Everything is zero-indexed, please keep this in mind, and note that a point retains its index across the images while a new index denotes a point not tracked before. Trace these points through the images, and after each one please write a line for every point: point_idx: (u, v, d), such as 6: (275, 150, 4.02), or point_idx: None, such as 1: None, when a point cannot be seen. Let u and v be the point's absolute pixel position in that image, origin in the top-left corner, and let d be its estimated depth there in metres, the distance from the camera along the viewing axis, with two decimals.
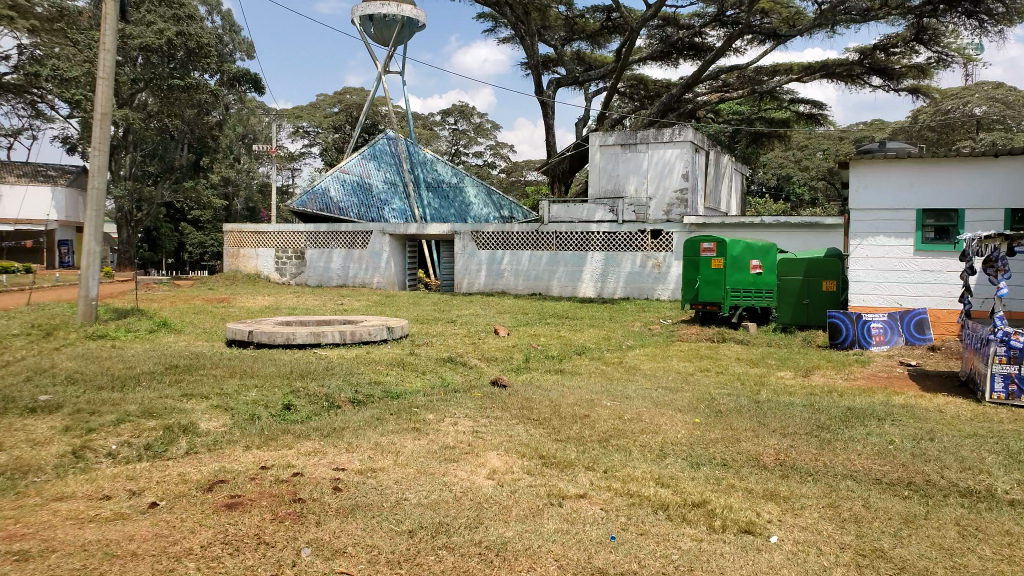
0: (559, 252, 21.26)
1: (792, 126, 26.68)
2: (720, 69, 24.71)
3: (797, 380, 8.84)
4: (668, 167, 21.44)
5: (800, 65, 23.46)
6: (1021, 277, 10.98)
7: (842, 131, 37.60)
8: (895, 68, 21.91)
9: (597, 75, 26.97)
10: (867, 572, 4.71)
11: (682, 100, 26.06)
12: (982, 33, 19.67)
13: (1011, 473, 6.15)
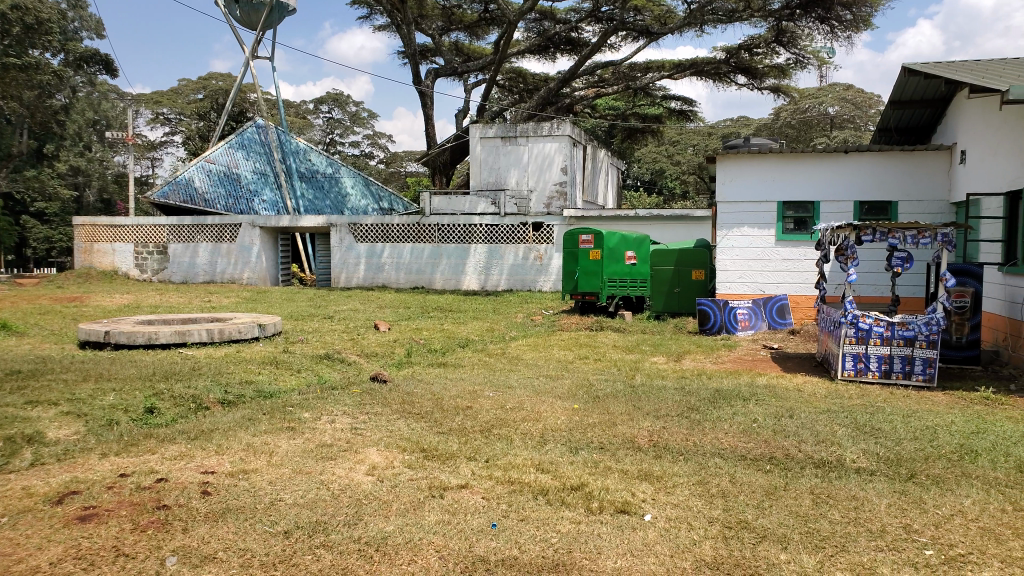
0: (442, 245, 21.23)
1: (664, 123, 27.64)
2: (595, 65, 25.42)
3: (670, 365, 9.26)
4: (548, 160, 21.97)
5: (671, 62, 24.26)
6: (868, 263, 11.97)
7: (710, 128, 39.54)
8: (759, 67, 23.18)
9: (476, 67, 27.13)
10: (732, 543, 4.99)
11: (559, 95, 26.66)
12: (834, 38, 21.15)
13: (858, 443, 6.70)
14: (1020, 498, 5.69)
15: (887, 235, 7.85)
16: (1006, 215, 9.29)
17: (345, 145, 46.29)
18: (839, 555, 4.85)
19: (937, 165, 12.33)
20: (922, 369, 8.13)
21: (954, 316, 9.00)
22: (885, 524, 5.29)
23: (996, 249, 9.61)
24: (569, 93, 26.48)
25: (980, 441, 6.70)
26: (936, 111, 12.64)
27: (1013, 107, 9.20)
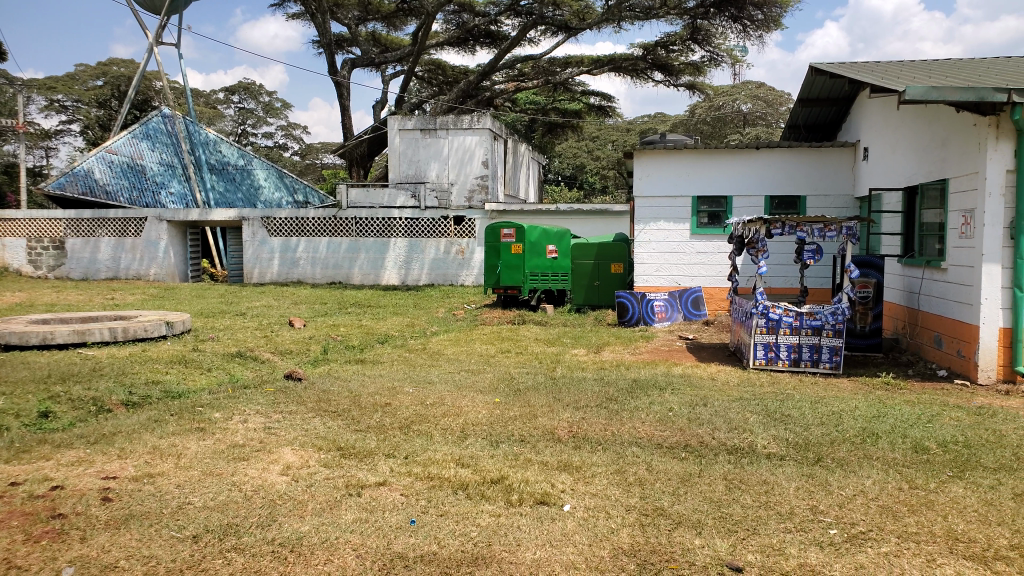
0: (360, 239, 20.88)
1: (585, 117, 28.02)
2: (514, 59, 25.56)
3: (590, 357, 9.38)
4: (469, 153, 21.93)
5: (590, 58, 24.58)
6: (778, 256, 12.42)
7: (629, 124, 40.26)
8: (674, 64, 23.68)
9: (393, 58, 26.90)
10: (649, 530, 5.09)
11: (480, 88, 26.52)
12: (746, 37, 21.88)
13: (769, 429, 6.95)
14: (916, 476, 6.03)
15: (795, 228, 8.11)
16: (903, 208, 9.84)
17: (258, 137, 45.06)
18: (750, 538, 5.02)
19: (842, 161, 12.94)
20: (829, 357, 8.50)
21: (858, 305, 9.38)
22: (794, 506, 5.50)
23: (896, 241, 10.15)
24: (489, 86, 26.47)
25: (880, 424, 7.05)
26: (842, 108, 13.21)
27: (910, 107, 9.73)
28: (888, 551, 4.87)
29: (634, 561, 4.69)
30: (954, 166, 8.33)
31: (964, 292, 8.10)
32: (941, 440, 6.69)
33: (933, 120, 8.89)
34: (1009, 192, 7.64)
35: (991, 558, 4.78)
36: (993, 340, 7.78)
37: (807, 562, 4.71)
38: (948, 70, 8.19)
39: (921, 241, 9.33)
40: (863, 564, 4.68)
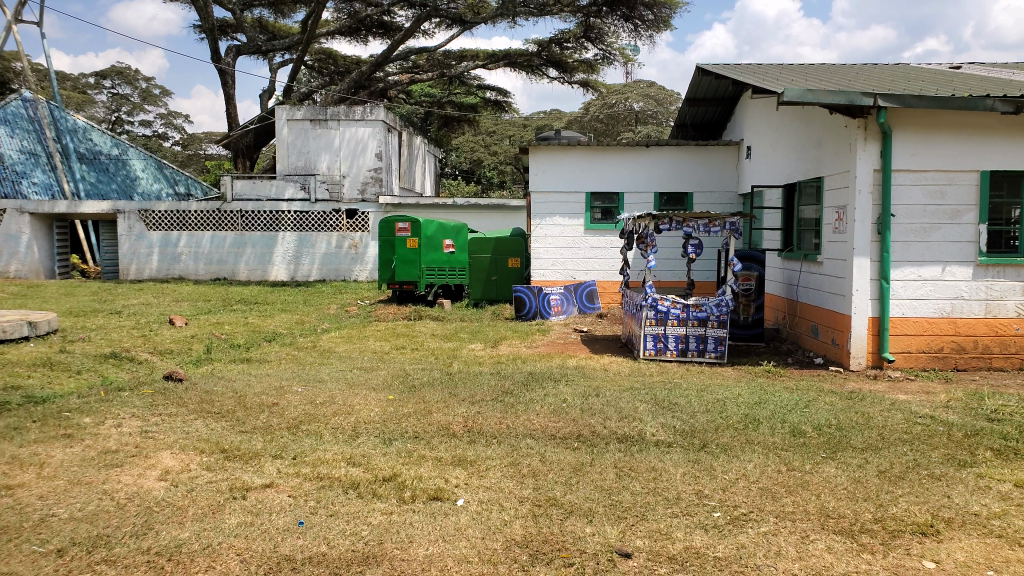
0: (246, 233, 20.48)
1: (481, 112, 27.77)
2: (408, 50, 25.10)
3: (487, 351, 9.42)
4: (360, 145, 21.47)
5: (486, 52, 24.59)
6: (666, 251, 12.87)
7: (525, 119, 40.73)
8: (568, 61, 23.93)
9: (280, 46, 25.96)
10: (541, 521, 5.16)
11: (372, 79, 25.63)
12: (637, 37, 22.45)
13: (658, 418, 7.18)
14: (793, 459, 6.38)
15: (682, 224, 8.40)
16: (783, 205, 10.37)
17: (134, 125, 42.68)
18: (639, 524, 5.17)
19: (726, 159, 13.55)
20: (714, 346, 8.85)
21: (741, 297, 9.82)
22: (680, 492, 5.71)
23: (776, 236, 10.70)
24: (382, 77, 25.70)
25: (762, 410, 7.42)
26: (727, 108, 13.77)
27: (788, 108, 10.24)
28: (767, 530, 5.13)
29: (526, 552, 4.75)
30: (828, 165, 8.83)
31: (837, 283, 8.63)
32: (817, 424, 7.10)
33: (809, 121, 9.39)
34: (877, 189, 8.19)
35: (858, 531, 5.11)
36: (863, 329, 8.32)
37: (692, 545, 4.89)
38: (822, 74, 8.67)
39: (799, 236, 9.86)
40: (743, 544, 4.91)
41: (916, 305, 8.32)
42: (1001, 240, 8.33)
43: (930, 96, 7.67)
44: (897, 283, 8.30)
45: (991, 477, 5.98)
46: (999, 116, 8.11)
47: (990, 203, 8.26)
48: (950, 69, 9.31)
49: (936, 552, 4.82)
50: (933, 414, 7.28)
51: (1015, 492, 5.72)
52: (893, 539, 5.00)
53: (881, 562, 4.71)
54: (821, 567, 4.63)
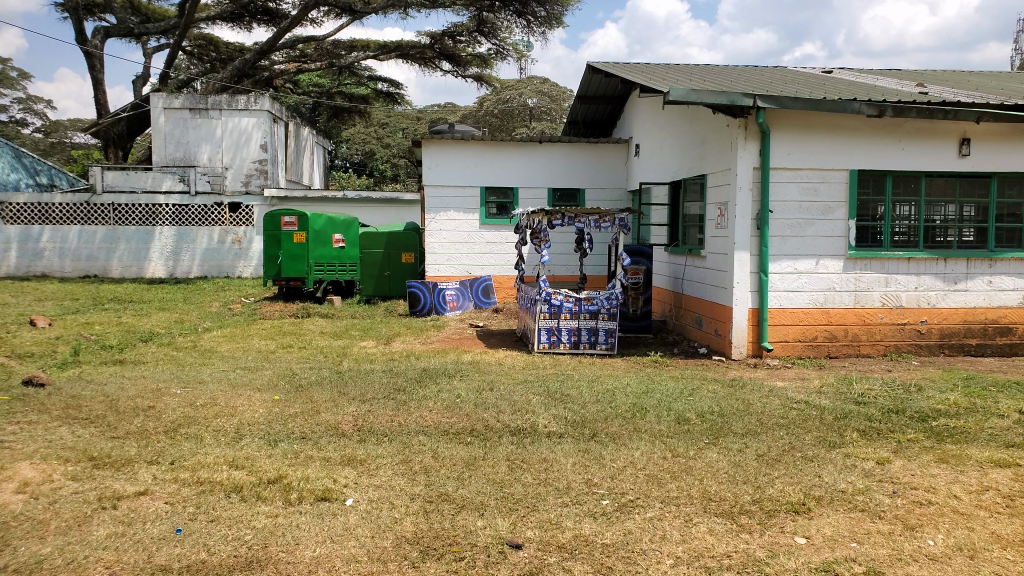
0: (119, 227, 19.63)
1: (373, 103, 27.10)
2: (296, 39, 23.80)
3: (378, 348, 9.32)
4: (244, 136, 20.51)
5: (377, 43, 23.97)
6: (560, 245, 13.10)
7: (419, 112, 40.33)
8: (462, 55, 23.66)
9: (155, 29, 24.48)
10: (432, 517, 5.15)
11: (257, 67, 24.28)
12: (530, 33, 22.55)
13: (550, 409, 7.30)
14: (678, 445, 6.63)
15: (574, 220, 8.55)
16: (670, 201, 10.76)
17: None
18: (530, 515, 5.25)
19: (615, 157, 13.93)
20: (605, 338, 9.09)
21: (630, 290, 10.12)
22: (570, 481, 5.83)
23: (663, 231, 11.07)
24: (267, 66, 24.48)
25: (649, 399, 7.68)
26: (616, 107, 14.14)
27: (674, 107, 10.62)
28: (653, 515, 5.32)
29: (417, 549, 4.72)
30: (711, 163, 9.20)
31: (720, 277, 9.02)
32: (700, 411, 7.41)
33: (694, 121, 9.76)
34: (756, 186, 8.59)
35: (738, 513, 5.38)
36: (744, 320, 8.75)
37: (581, 533, 5.01)
38: (705, 75, 8.99)
39: (684, 231, 10.25)
40: (630, 530, 5.07)
41: (791, 296, 8.80)
42: (868, 235, 8.93)
43: (804, 97, 8.08)
44: (775, 276, 8.75)
45: (857, 456, 6.42)
46: (865, 118, 8.65)
47: (858, 201, 8.83)
48: (821, 73, 9.85)
49: (807, 529, 5.13)
50: (807, 399, 7.75)
51: (876, 469, 6.17)
52: (769, 518, 5.29)
53: (758, 540, 4.97)
54: (703, 549, 4.83)
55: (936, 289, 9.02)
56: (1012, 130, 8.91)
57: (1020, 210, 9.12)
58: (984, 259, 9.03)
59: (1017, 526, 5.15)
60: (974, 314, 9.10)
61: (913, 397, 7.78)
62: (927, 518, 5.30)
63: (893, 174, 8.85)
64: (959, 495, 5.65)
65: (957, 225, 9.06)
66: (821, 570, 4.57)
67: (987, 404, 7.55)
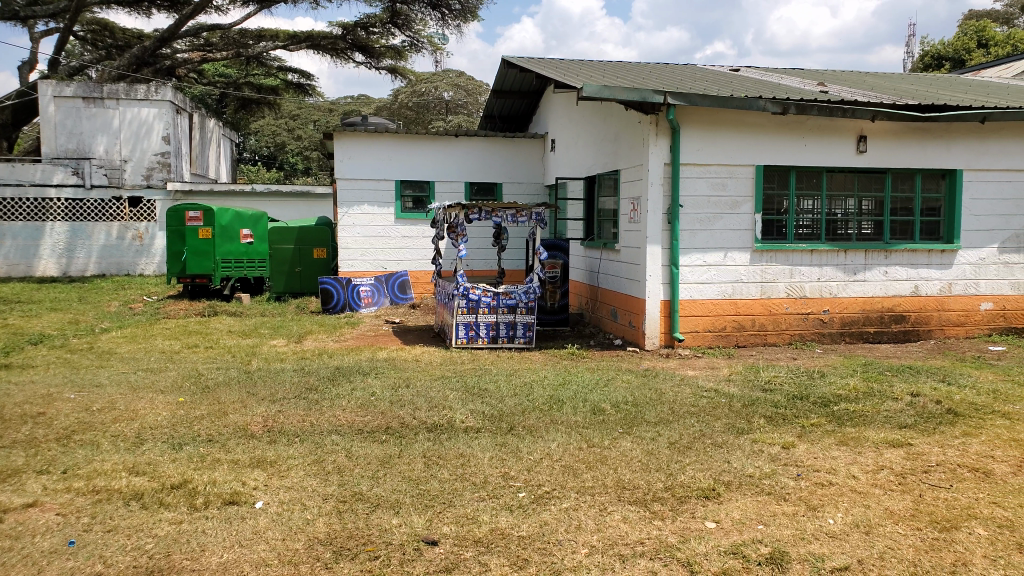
0: (5, 223, 18.76)
1: (283, 94, 26.01)
2: (199, 27, 22.29)
3: (289, 347, 9.10)
4: (145, 127, 19.77)
5: (285, 33, 22.76)
6: (476, 240, 13.15)
7: (331, 104, 39.49)
8: (375, 47, 22.80)
9: (45, 12, 22.83)
10: (346, 517, 5.07)
11: (157, 55, 23.22)
12: (445, 25, 22.38)
13: (467, 405, 7.29)
14: (594, 436, 6.74)
15: (491, 214, 8.54)
16: (585, 196, 10.92)
17: None
18: (446, 511, 5.23)
19: (531, 152, 14.06)
20: (523, 332, 9.17)
21: (547, 284, 10.21)
22: (487, 476, 5.85)
23: (580, 225, 11.24)
24: (168, 54, 23.37)
25: (566, 391, 7.77)
26: (531, 102, 14.23)
27: (586, 103, 10.77)
28: (568, 506, 5.39)
29: (330, 549, 4.65)
30: (625, 158, 9.36)
31: (633, 270, 9.22)
32: (615, 402, 7.56)
33: (607, 117, 9.91)
34: (667, 182, 8.81)
35: (650, 500, 5.51)
36: (657, 312, 8.96)
37: (497, 526, 5.03)
38: (617, 71, 9.13)
39: (599, 225, 10.43)
40: (546, 521, 5.12)
41: (701, 288, 9.08)
42: (773, 228, 9.29)
43: (712, 95, 8.31)
44: (686, 269, 9.00)
45: (764, 442, 6.68)
46: (770, 116, 8.98)
47: (763, 195, 9.17)
48: (729, 71, 10.15)
49: (716, 513, 5.31)
50: (717, 387, 8.01)
51: (782, 453, 6.43)
52: (681, 504, 5.45)
53: (670, 526, 5.11)
54: (617, 537, 4.93)
55: (837, 280, 9.45)
56: (904, 129, 9.42)
57: (912, 204, 9.66)
58: (881, 250, 9.52)
59: (908, 501, 5.48)
60: (872, 303, 9.59)
61: (815, 383, 8.15)
62: (828, 498, 5.56)
63: (796, 169, 9.24)
64: (857, 475, 5.96)
65: (857, 219, 9.53)
66: (728, 552, 4.73)
67: (883, 388, 7.98)
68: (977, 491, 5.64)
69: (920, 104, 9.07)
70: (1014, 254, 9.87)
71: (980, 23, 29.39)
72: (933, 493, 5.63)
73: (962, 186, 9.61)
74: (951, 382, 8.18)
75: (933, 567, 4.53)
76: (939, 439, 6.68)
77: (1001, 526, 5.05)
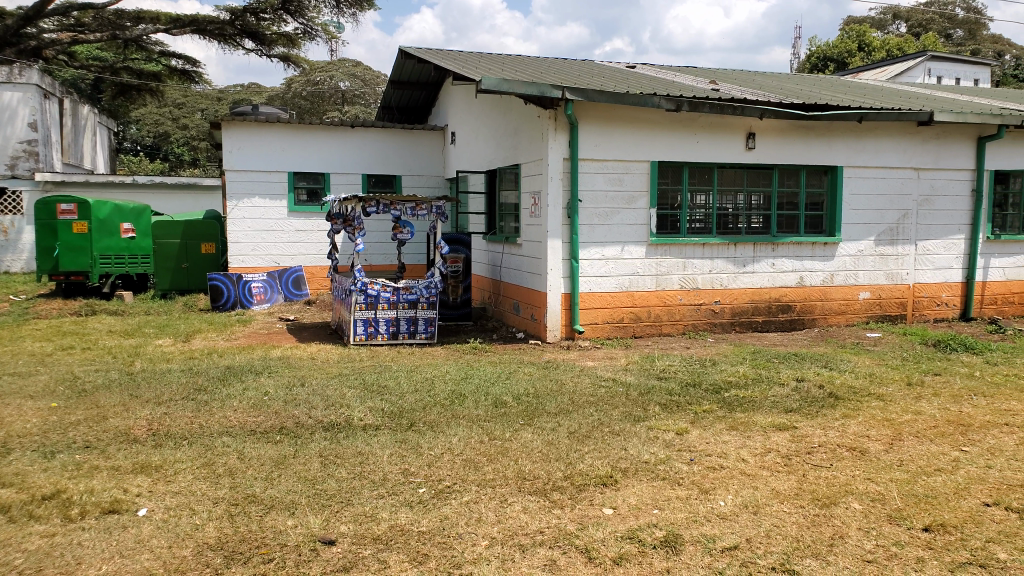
0: None
1: (166, 82, 23.23)
2: (68, 4, 20.02)
3: (176, 347, 8.73)
4: (9, 112, 19.16)
5: (167, 16, 20.32)
6: (374, 234, 13.01)
7: (219, 92, 37.82)
8: (266, 34, 20.77)
9: None
10: (237, 520, 4.92)
11: (21, 35, 20.92)
12: (340, 12, 20.57)
13: (365, 402, 7.19)
14: (495, 429, 6.78)
15: (389, 207, 8.42)
16: (486, 189, 10.98)
17: None
18: (343, 510, 5.15)
19: (432, 144, 13.97)
20: (424, 328, 9.13)
21: (449, 278, 10.23)
22: (386, 473, 5.79)
23: (481, 219, 11.28)
24: (34, 34, 21.21)
25: (467, 385, 7.79)
26: (430, 94, 14.12)
27: (486, 97, 10.77)
28: (469, 499, 5.41)
29: (220, 554, 4.49)
30: (525, 152, 9.45)
31: (534, 264, 9.33)
32: (516, 394, 7.63)
33: (507, 111, 9.96)
34: (566, 176, 8.95)
35: (549, 490, 5.60)
36: (558, 305, 9.11)
37: (397, 523, 4.99)
38: (516, 66, 9.19)
39: (501, 219, 10.49)
40: (446, 516, 5.12)
41: (599, 281, 9.27)
42: (667, 223, 9.59)
43: (609, 91, 8.48)
44: (586, 263, 9.17)
45: (659, 429, 6.90)
46: (665, 113, 9.25)
47: (658, 190, 9.45)
48: (624, 68, 10.39)
49: (613, 500, 5.45)
50: (615, 377, 8.22)
51: (675, 439, 6.66)
52: (579, 492, 5.56)
53: (569, 515, 5.20)
54: (517, 527, 4.99)
55: (727, 272, 9.86)
56: (789, 127, 9.89)
57: (797, 199, 10.18)
58: (768, 243, 10.00)
59: (793, 481, 5.79)
60: (760, 294, 10.06)
61: (707, 370, 8.50)
62: (719, 481, 5.81)
63: (689, 165, 9.57)
64: (747, 458, 6.24)
65: (746, 214, 9.98)
66: (625, 537, 4.86)
67: (769, 374, 8.42)
68: (854, 468, 6.02)
69: (803, 103, 9.55)
70: (887, 246, 10.57)
71: (859, 28, 31.34)
72: (816, 472, 5.97)
73: (842, 182, 10.20)
74: (832, 368, 8.70)
75: (814, 541, 4.81)
76: (821, 422, 7.08)
77: (874, 499, 5.42)
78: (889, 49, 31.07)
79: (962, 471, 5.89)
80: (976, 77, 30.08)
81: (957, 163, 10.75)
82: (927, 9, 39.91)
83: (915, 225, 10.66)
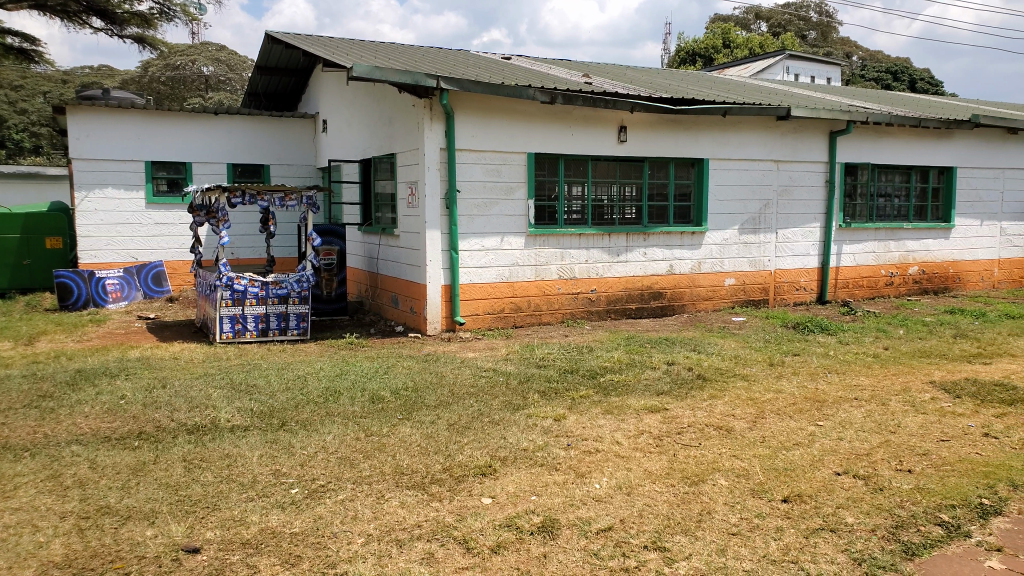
0: None
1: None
2: None
3: (16, 351, 8.06)
4: None
5: None
6: (241, 226, 12.52)
7: (65, 75, 35.10)
8: None
9: None
10: (89, 534, 4.60)
11: None
12: None
13: (233, 402, 6.91)
14: (372, 425, 6.68)
15: (255, 198, 8.11)
16: (361, 179, 10.76)
17: None
18: (209, 516, 4.93)
19: (304, 133, 13.53)
20: (296, 324, 8.87)
21: (322, 272, 9.97)
22: (256, 474, 5.59)
23: (356, 210, 11.05)
24: None
25: (343, 381, 7.63)
26: (300, 80, 13.66)
27: (358, 84, 10.52)
28: (344, 497, 5.31)
29: (68, 572, 4.20)
30: (400, 142, 9.32)
31: (413, 256, 9.25)
32: (393, 389, 7.55)
33: (381, 99, 9.77)
34: (443, 167, 8.90)
35: (428, 483, 5.58)
36: (437, 296, 9.07)
37: (268, 525, 4.83)
38: (390, 53, 9.02)
39: (377, 211, 10.32)
40: (320, 515, 5.01)
41: (479, 272, 9.30)
42: (545, 214, 9.75)
43: (484, 82, 8.49)
44: (465, 254, 9.17)
45: (537, 416, 7.01)
46: (540, 104, 9.36)
47: (535, 181, 9.58)
48: (498, 59, 10.42)
49: (492, 489, 5.50)
50: (495, 366, 8.29)
51: (553, 426, 6.80)
52: (458, 484, 5.57)
53: (448, 507, 5.21)
54: (394, 523, 4.94)
55: (602, 261, 10.14)
56: (658, 120, 10.25)
57: (667, 190, 10.59)
58: (640, 233, 10.34)
59: (664, 461, 6.04)
60: (633, 282, 10.41)
61: (584, 357, 8.72)
62: (595, 464, 5.97)
63: (565, 157, 9.76)
64: (620, 441, 6.46)
65: (620, 205, 10.29)
66: (503, 525, 4.91)
67: (642, 359, 8.73)
68: (721, 446, 6.35)
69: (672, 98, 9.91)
70: (751, 235, 11.17)
71: (722, 26, 32.81)
72: (685, 452, 6.25)
73: (709, 174, 10.70)
74: (700, 351, 9.13)
75: (682, 518, 5.04)
76: (690, 403, 7.42)
77: (738, 475, 5.74)
78: (750, 48, 32.72)
79: (817, 444, 6.34)
80: (828, 76, 32.23)
81: (812, 156, 11.50)
82: (785, 11, 42.38)
83: (775, 215, 11.33)
